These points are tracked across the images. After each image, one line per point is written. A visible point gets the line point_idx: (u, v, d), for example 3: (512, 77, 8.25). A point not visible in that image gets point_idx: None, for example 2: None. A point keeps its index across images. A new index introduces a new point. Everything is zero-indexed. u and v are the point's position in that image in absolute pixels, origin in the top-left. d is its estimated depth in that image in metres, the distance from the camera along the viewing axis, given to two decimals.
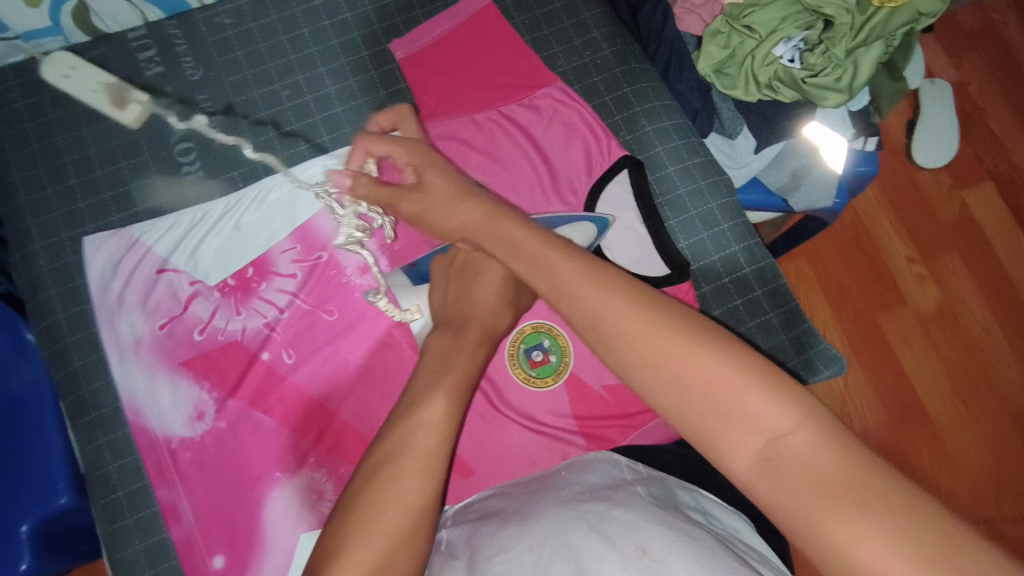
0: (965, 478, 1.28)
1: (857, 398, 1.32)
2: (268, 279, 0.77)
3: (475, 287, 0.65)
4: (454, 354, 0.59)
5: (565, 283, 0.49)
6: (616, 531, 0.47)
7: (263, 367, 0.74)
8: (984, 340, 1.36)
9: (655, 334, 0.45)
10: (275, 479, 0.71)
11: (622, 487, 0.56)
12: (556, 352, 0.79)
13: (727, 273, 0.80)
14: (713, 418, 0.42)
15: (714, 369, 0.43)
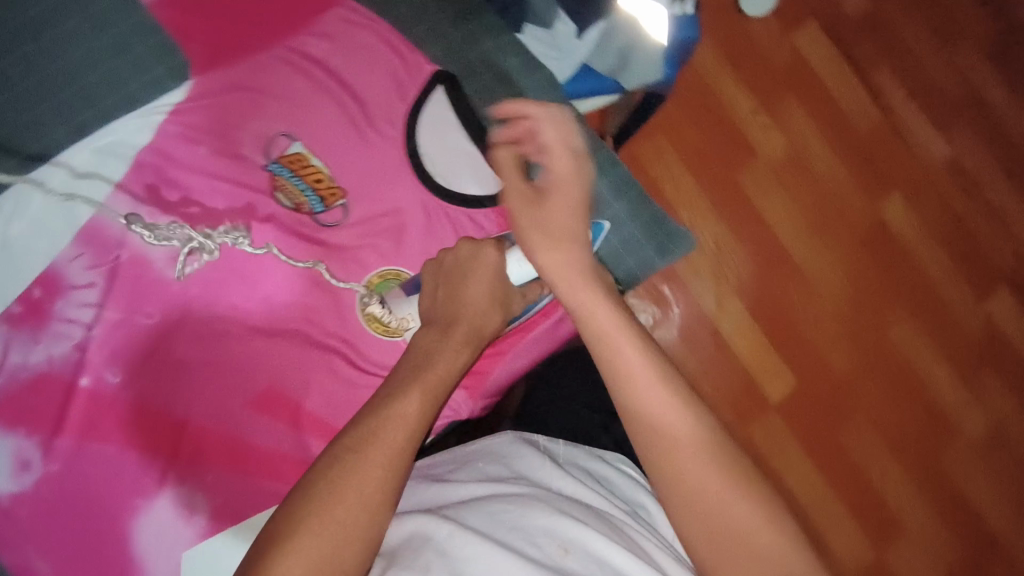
0: (824, 309, 1.52)
1: (729, 249, 1.48)
2: (63, 296, 0.68)
3: (465, 288, 0.66)
4: (436, 349, 0.61)
5: (587, 314, 0.58)
6: (538, 530, 0.50)
7: (85, 395, 0.66)
8: (828, 176, 1.52)
9: (648, 372, 0.53)
10: (136, 505, 0.65)
11: (537, 474, 0.59)
12: None
13: None
14: (692, 467, 0.51)
15: (695, 432, 0.52)
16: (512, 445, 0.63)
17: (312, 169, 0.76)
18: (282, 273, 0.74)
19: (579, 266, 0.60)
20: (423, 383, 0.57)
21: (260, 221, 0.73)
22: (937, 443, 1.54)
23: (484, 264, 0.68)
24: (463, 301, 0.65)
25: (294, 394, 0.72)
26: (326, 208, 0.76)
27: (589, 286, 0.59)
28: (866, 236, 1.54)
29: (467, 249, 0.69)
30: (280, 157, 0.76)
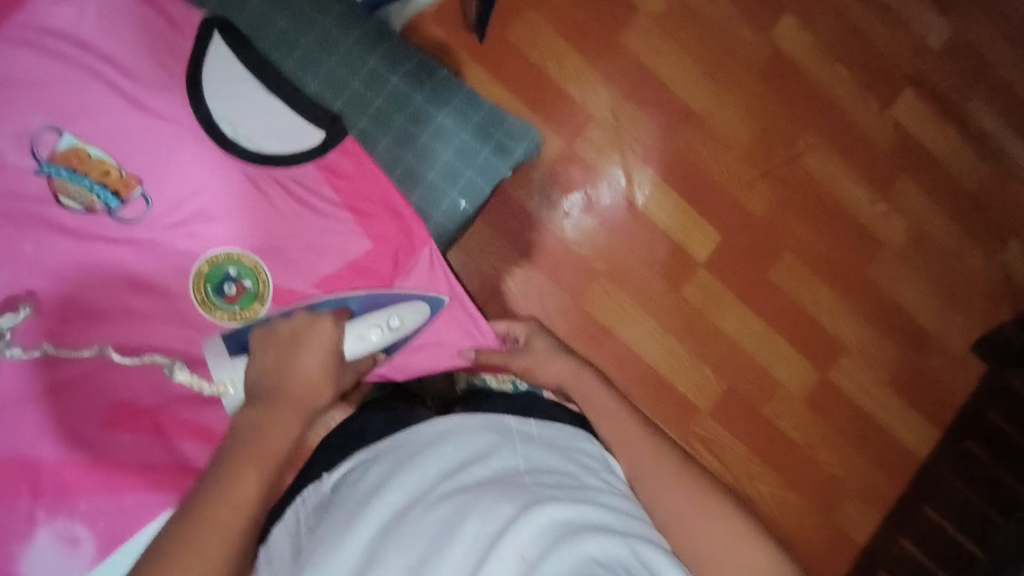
0: (733, 154, 1.64)
1: (625, 117, 1.59)
2: None
3: (299, 359, 0.72)
4: (289, 388, 0.70)
5: (628, 442, 0.84)
6: (507, 540, 0.60)
7: None
8: (714, 13, 1.63)
9: (690, 491, 0.77)
10: (13, 551, 0.68)
11: (507, 450, 0.76)
12: (246, 275, 0.85)
13: None
14: (699, 531, 0.74)
15: (687, 493, 0.77)
16: (485, 432, 0.78)
17: (94, 168, 0.80)
18: (150, 278, 0.82)
19: (638, 421, 0.86)
20: (286, 404, 0.68)
21: (97, 240, 0.80)
22: (866, 260, 1.71)
23: (320, 336, 0.75)
24: (297, 369, 0.71)
25: (147, 401, 0.76)
26: (124, 202, 0.81)
27: (646, 433, 0.85)
28: (771, 83, 1.66)
29: (303, 322, 0.76)
30: (50, 155, 0.79)
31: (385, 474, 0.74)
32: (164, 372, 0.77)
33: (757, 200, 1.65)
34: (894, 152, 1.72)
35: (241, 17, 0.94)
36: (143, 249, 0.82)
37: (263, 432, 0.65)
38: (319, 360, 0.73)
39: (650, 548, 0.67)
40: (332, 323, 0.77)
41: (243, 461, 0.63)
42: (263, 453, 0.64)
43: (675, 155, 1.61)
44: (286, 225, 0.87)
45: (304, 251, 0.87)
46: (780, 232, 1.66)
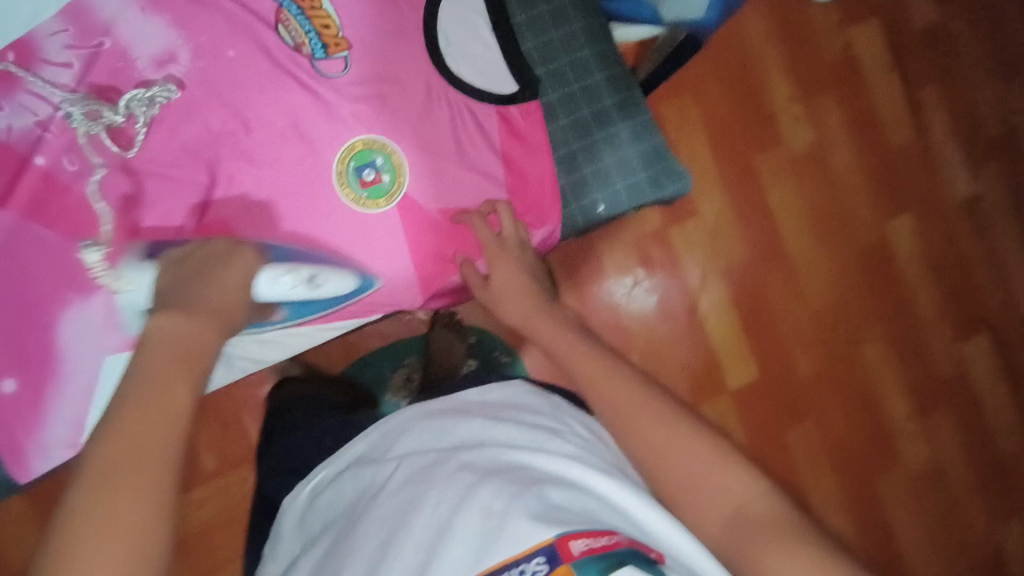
0: (807, 310, 1.62)
1: (723, 231, 1.56)
2: (37, 68, 0.64)
3: (217, 274, 0.58)
4: (194, 334, 0.49)
5: (563, 351, 0.64)
6: (463, 508, 0.48)
7: (39, 174, 0.64)
8: (846, 180, 1.64)
9: (624, 387, 0.59)
10: (67, 299, 0.64)
11: (464, 426, 0.59)
12: (389, 171, 0.71)
13: (575, 78, 0.73)
14: (647, 424, 0.55)
15: (701, 450, 0.53)
16: (445, 415, 0.61)
17: (320, 14, 0.69)
18: (263, 118, 0.68)
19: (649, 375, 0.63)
20: (168, 354, 0.47)
21: (239, 46, 0.67)
22: (880, 471, 1.63)
23: (243, 264, 0.61)
24: (207, 287, 0.56)
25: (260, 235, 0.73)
26: (327, 57, 0.69)
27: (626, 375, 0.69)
28: (864, 263, 1.66)
29: (222, 245, 0.62)
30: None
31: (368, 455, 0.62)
32: (81, 241, 0.64)
33: (804, 364, 1.61)
34: (950, 384, 1.68)
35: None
36: (274, 86, 0.68)
37: (168, 384, 0.44)
38: (252, 266, 0.62)
39: (613, 476, 0.53)
40: (255, 255, 0.63)
41: (191, 306, 0.52)
42: (150, 426, 0.42)
43: (750, 284, 1.58)
44: (440, 140, 0.71)
45: (446, 178, 0.72)
46: (815, 405, 1.61)
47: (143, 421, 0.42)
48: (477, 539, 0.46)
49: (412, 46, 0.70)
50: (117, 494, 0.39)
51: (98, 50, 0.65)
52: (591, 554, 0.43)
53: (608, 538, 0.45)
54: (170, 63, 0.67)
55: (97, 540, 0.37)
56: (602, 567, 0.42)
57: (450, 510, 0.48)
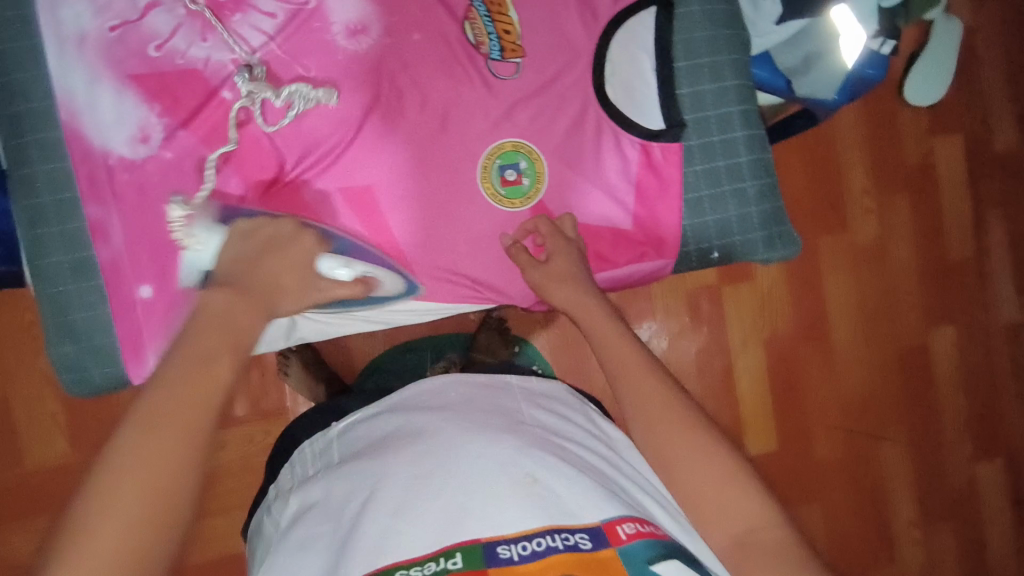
0: (820, 409, 1.34)
1: (778, 315, 1.31)
2: (244, 11, 0.69)
3: (270, 258, 0.59)
4: (236, 317, 0.51)
5: (609, 345, 0.66)
6: (512, 468, 0.57)
7: (223, 106, 0.69)
8: (897, 280, 1.38)
9: (645, 380, 0.62)
10: None
11: (504, 405, 0.69)
12: (529, 176, 0.75)
13: (718, 131, 0.77)
14: (661, 415, 0.59)
15: (715, 470, 0.56)
16: (478, 389, 0.71)
17: (506, 20, 0.74)
18: (430, 100, 0.72)
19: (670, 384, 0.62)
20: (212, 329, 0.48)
21: (426, 37, 0.72)
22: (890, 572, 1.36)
23: (300, 252, 0.62)
24: (266, 284, 0.56)
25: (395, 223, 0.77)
26: (502, 60, 0.73)
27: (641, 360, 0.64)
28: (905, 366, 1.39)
29: (289, 229, 0.63)
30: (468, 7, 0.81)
31: (405, 404, 0.70)
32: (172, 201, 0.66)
33: (841, 460, 1.35)
34: (952, 497, 1.40)
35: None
36: (449, 71, 0.72)
37: (206, 357, 0.46)
38: (293, 265, 0.60)
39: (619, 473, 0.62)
40: (315, 244, 0.64)
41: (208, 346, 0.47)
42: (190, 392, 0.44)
43: (790, 361, 1.32)
44: (584, 158, 0.75)
45: (581, 194, 0.76)
46: (829, 501, 1.34)
47: (185, 381, 0.45)
48: (519, 496, 0.55)
49: (580, 70, 0.75)
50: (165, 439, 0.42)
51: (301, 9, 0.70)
52: (637, 537, 0.52)
53: (642, 528, 0.53)
54: (362, 33, 0.71)
55: (133, 463, 0.41)
56: (648, 556, 0.51)
57: (498, 461, 0.57)
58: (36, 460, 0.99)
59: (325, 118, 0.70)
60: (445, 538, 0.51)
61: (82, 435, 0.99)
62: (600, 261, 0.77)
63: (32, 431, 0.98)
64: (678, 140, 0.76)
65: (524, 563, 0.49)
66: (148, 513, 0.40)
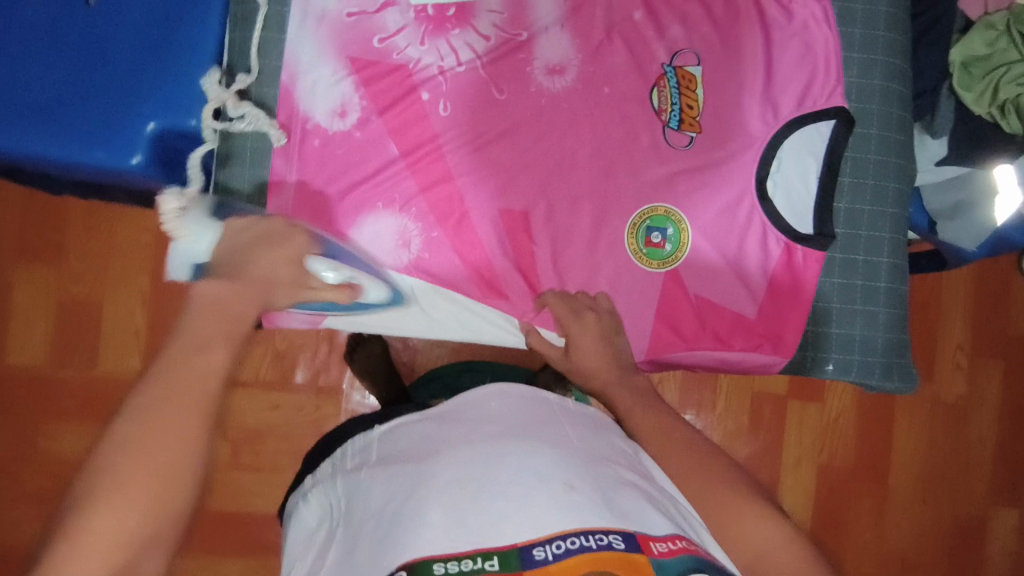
0: (859, 557, 1.24)
1: (838, 446, 1.23)
2: (463, 28, 0.75)
3: (259, 253, 0.50)
4: (236, 308, 0.46)
5: (631, 407, 0.63)
6: (541, 475, 0.49)
7: (417, 105, 0.74)
8: (977, 451, 1.27)
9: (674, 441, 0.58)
10: (375, 208, 0.74)
11: (544, 416, 0.60)
12: (673, 243, 0.77)
13: (864, 252, 0.78)
14: (671, 438, 0.59)
15: (729, 495, 0.53)
16: (526, 400, 0.62)
17: (692, 96, 0.77)
18: (600, 150, 0.76)
19: (638, 401, 0.64)
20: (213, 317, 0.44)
21: (613, 93, 0.76)
22: None
23: (296, 244, 0.52)
24: (265, 279, 0.49)
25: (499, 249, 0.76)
26: (679, 130, 0.77)
27: (635, 394, 0.65)
28: (955, 535, 1.27)
29: (281, 223, 0.54)
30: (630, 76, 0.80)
31: (450, 412, 0.61)
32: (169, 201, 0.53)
33: None
34: None
35: (880, 74, 0.79)
36: (627, 127, 0.76)
37: (206, 343, 0.42)
38: (277, 255, 0.51)
39: (677, 501, 0.53)
40: (308, 242, 0.54)
41: (226, 276, 0.47)
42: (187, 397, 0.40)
43: (837, 498, 1.22)
44: (728, 242, 0.77)
45: (715, 272, 0.77)
46: None
47: (186, 371, 0.41)
48: (552, 503, 0.47)
49: (748, 161, 0.77)
50: (145, 450, 0.38)
51: (511, 40, 0.75)
52: (672, 555, 0.43)
53: (677, 544, 0.45)
54: (560, 74, 0.76)
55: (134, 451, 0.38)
56: (682, 570, 0.42)
57: (535, 471, 0.50)
58: (109, 368, 1.03)
59: (503, 139, 0.75)
60: (484, 537, 0.44)
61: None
62: (717, 342, 0.77)
63: (114, 342, 1.03)
64: (824, 249, 0.77)
65: (557, 563, 0.42)
66: (156, 493, 0.37)
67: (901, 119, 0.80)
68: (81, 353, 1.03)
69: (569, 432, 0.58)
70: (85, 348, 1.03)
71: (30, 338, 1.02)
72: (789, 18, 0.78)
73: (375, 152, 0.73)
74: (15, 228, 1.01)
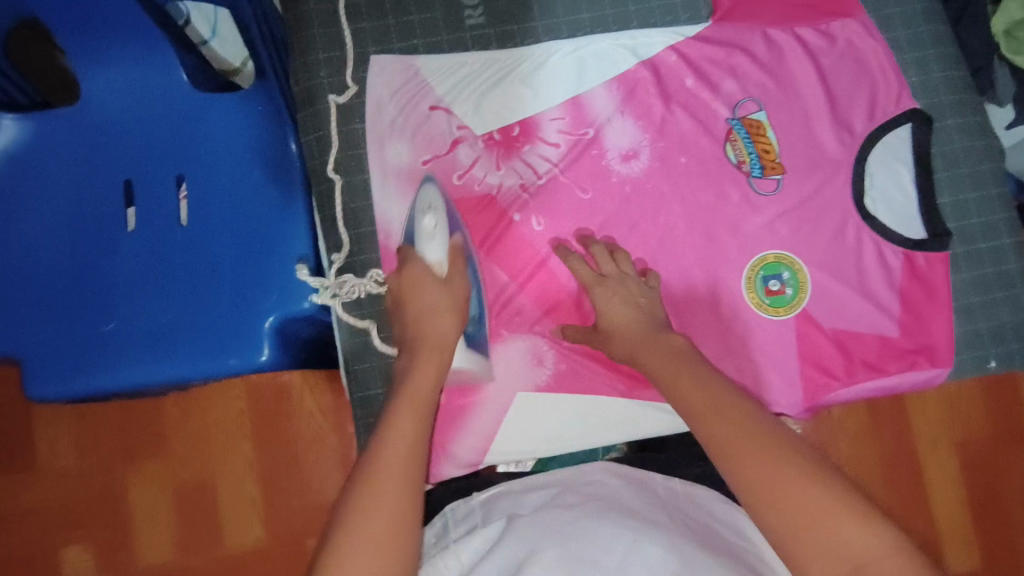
0: None
1: None
2: (532, 142, 0.76)
3: (422, 291, 0.66)
4: (426, 388, 0.58)
5: (685, 394, 0.57)
6: (667, 557, 0.46)
7: (512, 227, 0.75)
8: None
9: (745, 431, 0.51)
10: (499, 335, 0.74)
11: (662, 500, 0.57)
12: (793, 285, 0.76)
13: (984, 238, 0.77)
14: (758, 471, 0.48)
15: (813, 495, 0.46)
16: (642, 486, 0.59)
17: (766, 141, 0.78)
18: (695, 216, 0.77)
19: (687, 377, 0.58)
20: (412, 404, 0.56)
21: (690, 160, 0.77)
22: None
23: (422, 278, 0.67)
24: (424, 308, 0.65)
25: None
26: (763, 177, 0.77)
27: (699, 382, 0.57)
28: None
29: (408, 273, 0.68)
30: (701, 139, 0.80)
31: (565, 483, 0.60)
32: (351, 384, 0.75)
33: None
34: None
35: (938, 66, 0.79)
36: (714, 188, 0.77)
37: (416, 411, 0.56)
38: (428, 297, 0.65)
39: None
40: (422, 257, 0.68)
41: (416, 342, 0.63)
42: (394, 468, 0.50)
43: None
44: (847, 268, 0.76)
45: (843, 301, 0.76)
46: None
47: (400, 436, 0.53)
48: None
49: (840, 186, 0.77)
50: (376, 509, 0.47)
51: (578, 139, 0.77)
52: None
53: None
54: (635, 157, 0.77)
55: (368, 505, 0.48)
56: None
57: (659, 561, 0.46)
58: (235, 543, 0.99)
59: (600, 234, 0.76)
60: None
61: (280, 523, 1.00)
62: (873, 370, 0.74)
63: (235, 516, 1.00)
64: (944, 247, 0.76)
65: None
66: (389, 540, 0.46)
67: (971, 100, 0.79)
68: (206, 542, 1.00)
69: (685, 516, 0.54)
70: (210, 536, 1.00)
71: (155, 537, 1.00)
72: (831, 41, 0.79)
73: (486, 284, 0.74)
74: (117, 435, 1.02)
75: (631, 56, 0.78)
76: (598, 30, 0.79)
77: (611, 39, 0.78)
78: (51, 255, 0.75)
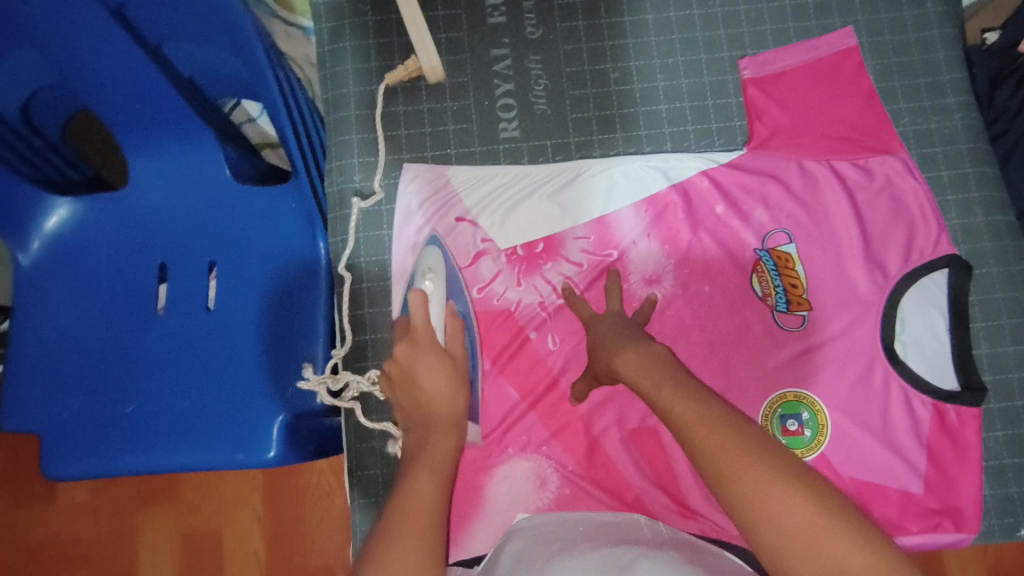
0: None
1: None
2: (555, 260, 0.77)
3: (420, 370, 0.63)
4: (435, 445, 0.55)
5: (663, 392, 0.51)
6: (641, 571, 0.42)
7: (529, 345, 0.75)
8: None
9: (727, 435, 0.45)
10: (506, 453, 0.74)
11: (642, 538, 0.54)
12: (811, 427, 0.74)
13: (1021, 395, 0.74)
14: (750, 478, 0.42)
15: (806, 510, 0.40)
16: (610, 523, 0.60)
17: (793, 275, 0.76)
18: (715, 346, 0.76)
19: (671, 381, 0.52)
20: (428, 466, 0.53)
21: (714, 289, 0.77)
22: None
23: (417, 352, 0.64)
24: (416, 377, 0.63)
25: (638, 477, 0.73)
26: (789, 312, 0.76)
27: (683, 391, 0.50)
28: None
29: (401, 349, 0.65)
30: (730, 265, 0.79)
31: (547, 531, 0.60)
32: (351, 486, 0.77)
33: None
34: None
35: (981, 210, 0.77)
36: (737, 320, 0.76)
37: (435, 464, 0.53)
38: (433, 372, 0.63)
39: None
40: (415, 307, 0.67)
41: (428, 425, 0.59)
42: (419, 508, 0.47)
43: None
44: (871, 415, 0.73)
45: (865, 450, 0.73)
46: None
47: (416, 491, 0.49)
48: None
49: (870, 329, 0.74)
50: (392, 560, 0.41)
51: (601, 262, 0.77)
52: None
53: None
54: (658, 282, 0.77)
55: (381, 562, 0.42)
56: None
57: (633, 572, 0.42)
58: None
59: None
60: None
61: None
62: (894, 529, 0.71)
63: (238, 570, 0.99)
64: (978, 403, 0.72)
65: None
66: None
67: (1017, 248, 0.76)
68: None
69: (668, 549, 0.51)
70: None
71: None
72: (869, 176, 0.77)
73: (497, 400, 0.74)
74: (130, 479, 1.01)
75: (662, 179, 0.78)
76: (630, 150, 0.80)
77: (642, 160, 0.78)
78: (80, 331, 0.77)
